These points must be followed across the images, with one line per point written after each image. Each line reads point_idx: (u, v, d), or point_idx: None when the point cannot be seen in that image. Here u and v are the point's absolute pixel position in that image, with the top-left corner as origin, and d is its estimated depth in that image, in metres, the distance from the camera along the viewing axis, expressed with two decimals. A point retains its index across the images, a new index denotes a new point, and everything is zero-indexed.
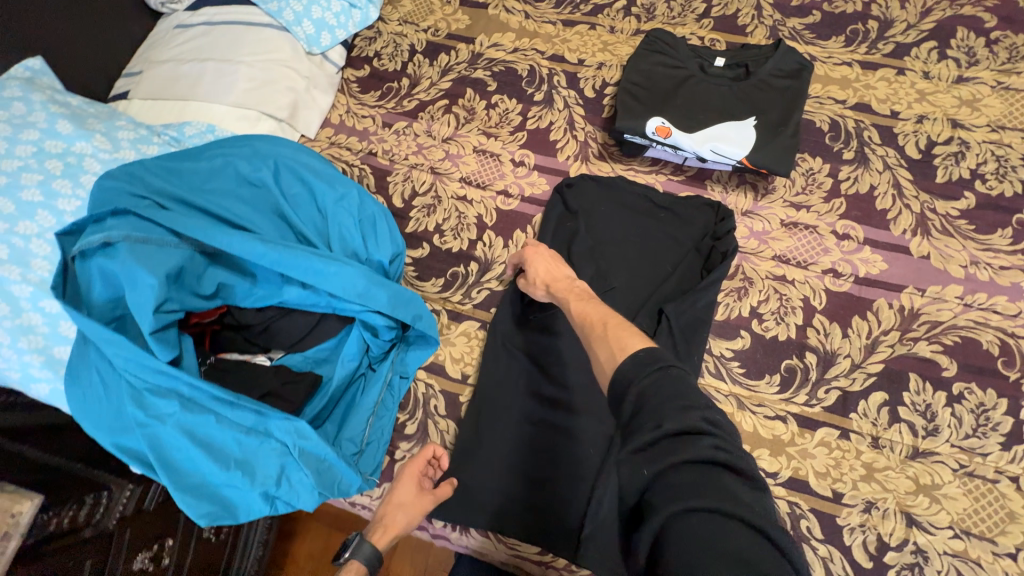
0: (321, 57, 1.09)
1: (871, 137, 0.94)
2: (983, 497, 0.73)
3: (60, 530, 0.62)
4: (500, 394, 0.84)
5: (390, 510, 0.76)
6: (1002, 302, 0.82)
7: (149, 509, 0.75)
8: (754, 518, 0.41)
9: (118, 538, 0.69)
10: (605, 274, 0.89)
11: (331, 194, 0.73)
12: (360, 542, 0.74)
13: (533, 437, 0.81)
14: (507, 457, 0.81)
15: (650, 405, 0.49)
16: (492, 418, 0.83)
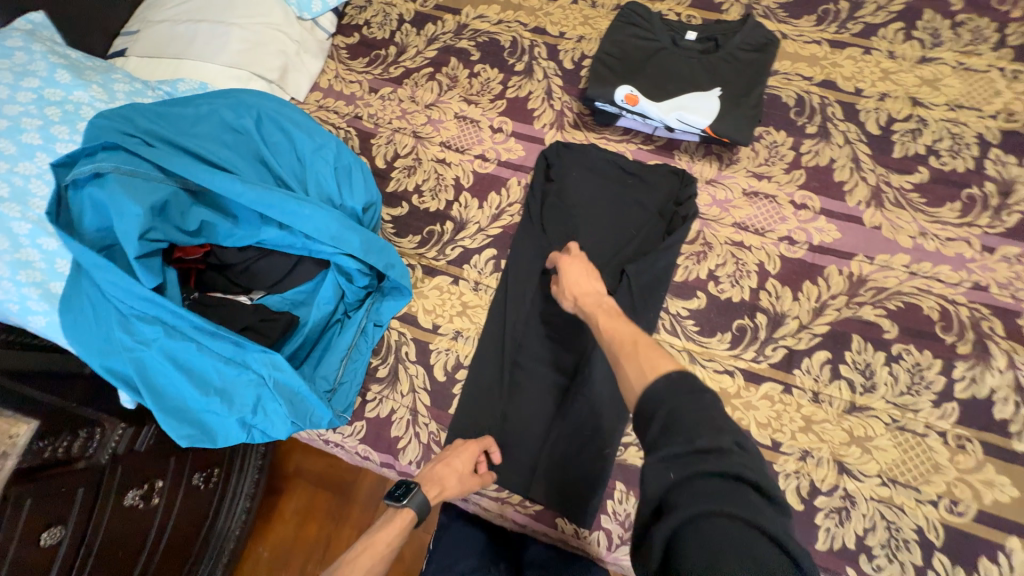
0: (312, 22, 1.13)
1: (834, 113, 0.97)
2: (912, 450, 0.78)
3: (56, 458, 0.66)
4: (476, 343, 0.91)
5: (446, 470, 0.80)
6: (946, 271, 0.86)
7: (140, 451, 0.79)
8: (782, 538, 0.43)
9: (110, 475, 0.73)
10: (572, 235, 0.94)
11: (310, 144, 0.79)
12: (417, 492, 0.77)
13: (499, 383, 0.88)
14: (475, 400, 0.88)
15: (681, 422, 0.50)
16: (483, 361, 0.89)
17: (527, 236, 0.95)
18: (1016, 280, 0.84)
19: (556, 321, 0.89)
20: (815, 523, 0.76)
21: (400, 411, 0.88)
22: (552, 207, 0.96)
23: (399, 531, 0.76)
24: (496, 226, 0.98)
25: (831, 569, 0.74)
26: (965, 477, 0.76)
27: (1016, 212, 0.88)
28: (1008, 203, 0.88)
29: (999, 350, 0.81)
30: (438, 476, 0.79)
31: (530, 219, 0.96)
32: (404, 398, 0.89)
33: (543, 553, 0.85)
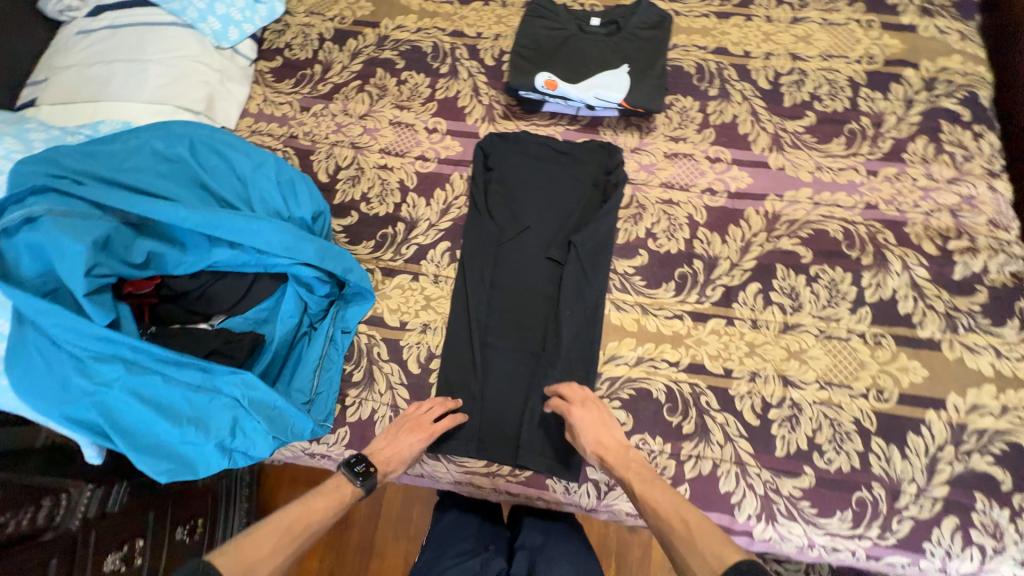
0: (232, 50, 1.15)
1: (730, 75, 1.09)
2: (840, 354, 0.89)
3: (17, 531, 0.64)
4: (445, 331, 0.94)
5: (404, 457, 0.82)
6: (842, 197, 0.99)
7: (113, 511, 0.77)
8: None
9: (82, 541, 0.71)
10: (518, 218, 1.00)
11: (249, 164, 0.81)
12: (372, 476, 0.78)
13: (473, 364, 0.92)
14: (452, 385, 0.91)
15: None
16: (454, 347, 0.93)
17: (477, 224, 1.00)
18: (898, 195, 0.98)
19: (519, 297, 0.95)
20: (772, 434, 0.86)
21: (382, 410, 0.90)
22: (495, 194, 1.02)
23: (336, 506, 0.75)
24: (446, 220, 1.03)
25: (791, 471, 0.84)
26: (885, 368, 0.87)
27: (889, 139, 1.02)
28: (882, 132, 1.03)
29: (894, 256, 0.93)
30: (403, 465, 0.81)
31: (477, 207, 1.02)
32: (383, 397, 0.91)
33: (537, 540, 0.93)
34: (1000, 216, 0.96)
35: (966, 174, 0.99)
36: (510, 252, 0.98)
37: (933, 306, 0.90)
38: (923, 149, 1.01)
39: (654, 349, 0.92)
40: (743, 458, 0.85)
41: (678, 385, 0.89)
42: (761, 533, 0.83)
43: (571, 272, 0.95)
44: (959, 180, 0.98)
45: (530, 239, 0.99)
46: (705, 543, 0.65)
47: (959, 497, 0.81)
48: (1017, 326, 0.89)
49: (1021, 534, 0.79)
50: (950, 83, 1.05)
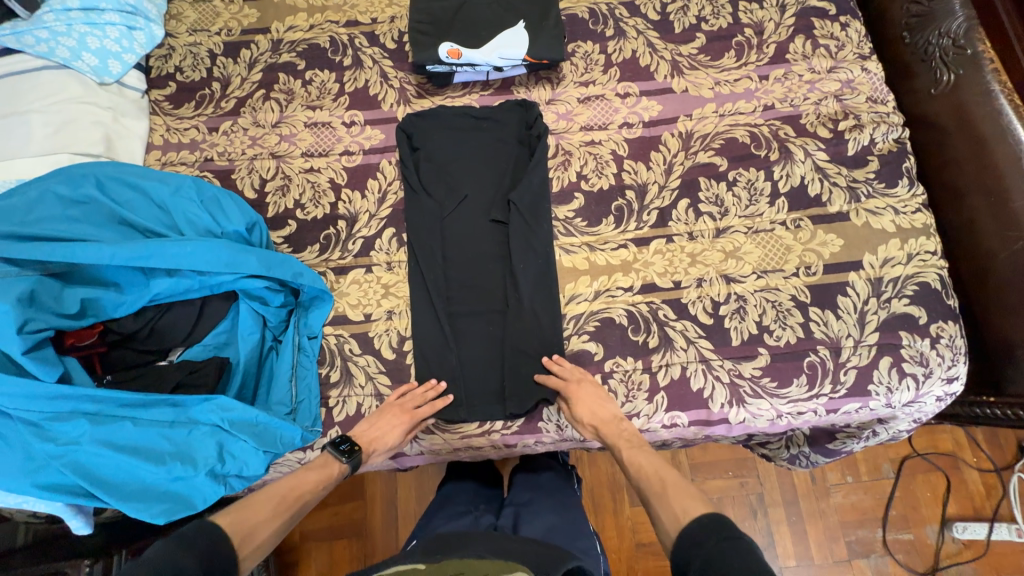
0: (118, 84, 1.08)
1: (621, 14, 1.14)
2: (769, 244, 0.98)
3: None
4: (412, 312, 0.96)
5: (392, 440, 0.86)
6: (743, 104, 1.07)
7: None
8: None
9: None
10: (454, 189, 1.03)
11: (167, 189, 0.78)
12: (357, 454, 0.84)
13: (447, 335, 0.95)
14: (432, 359, 0.94)
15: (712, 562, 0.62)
16: (424, 324, 0.95)
17: (416, 204, 1.02)
18: (789, 93, 1.07)
19: (473, 263, 0.99)
20: (726, 328, 0.94)
21: (367, 402, 0.91)
22: (427, 172, 1.04)
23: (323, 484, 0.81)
24: (385, 208, 1.03)
25: (748, 355, 0.93)
26: (809, 247, 0.97)
27: (772, 44, 1.11)
28: (765, 39, 1.11)
29: (796, 146, 1.03)
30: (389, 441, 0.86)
31: (412, 188, 1.03)
32: (365, 389, 0.92)
33: (524, 496, 0.99)
34: (877, 93, 1.07)
35: (842, 62, 1.09)
36: (454, 223, 1.01)
37: (836, 184, 1.00)
38: (802, 47, 1.10)
39: (608, 281, 0.98)
40: (706, 355, 0.93)
41: (636, 306, 0.96)
42: (736, 416, 0.92)
43: (516, 227, 0.99)
44: (837, 68, 1.09)
45: (471, 206, 1.02)
46: (676, 501, 0.74)
47: (888, 339, 0.93)
48: (907, 184, 1.01)
49: (942, 356, 0.92)
50: None
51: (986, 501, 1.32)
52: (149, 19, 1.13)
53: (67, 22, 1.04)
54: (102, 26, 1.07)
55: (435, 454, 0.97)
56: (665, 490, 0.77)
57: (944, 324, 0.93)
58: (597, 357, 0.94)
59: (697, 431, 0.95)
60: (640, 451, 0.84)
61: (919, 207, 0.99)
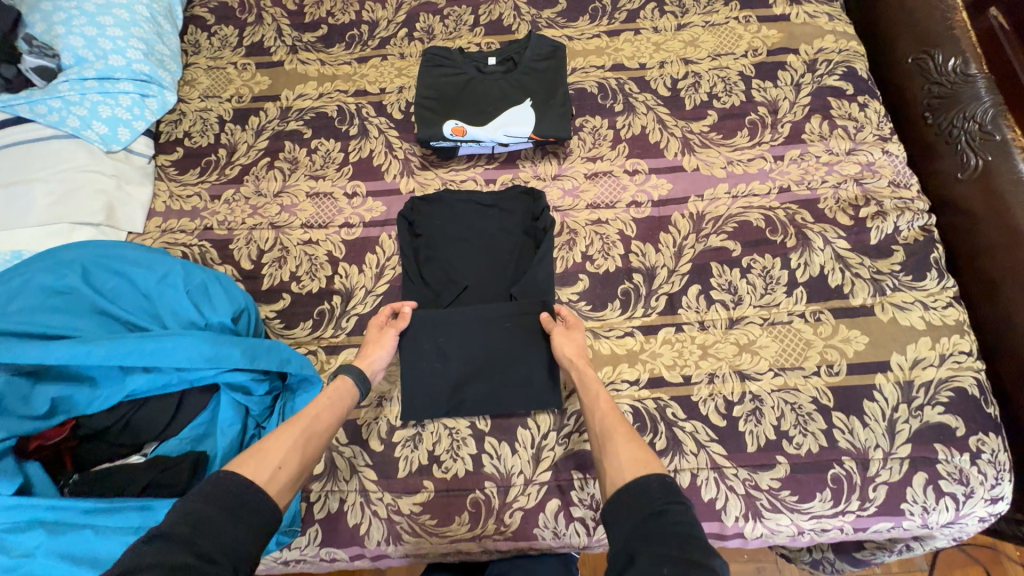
0: (125, 151, 1.09)
1: (631, 89, 1.13)
2: (786, 337, 0.91)
3: None
4: (407, 382, 0.91)
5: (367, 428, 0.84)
6: (757, 185, 1.03)
7: None
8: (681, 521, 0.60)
9: None
10: (454, 276, 0.99)
11: (152, 277, 0.76)
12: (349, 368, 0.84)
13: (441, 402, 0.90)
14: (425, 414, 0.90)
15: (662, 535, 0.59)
16: (420, 393, 0.91)
17: (415, 289, 0.98)
18: (806, 174, 1.03)
19: (468, 355, 0.92)
20: (740, 431, 0.87)
21: (351, 498, 0.86)
22: (428, 258, 1.01)
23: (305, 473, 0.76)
24: (382, 283, 1.00)
25: (765, 463, 0.85)
26: (830, 343, 0.90)
27: (787, 123, 1.07)
28: (780, 118, 1.08)
29: (814, 233, 0.98)
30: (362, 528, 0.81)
31: (410, 273, 1.00)
32: (349, 484, 0.87)
33: (504, 566, 0.91)
34: (899, 176, 1.02)
35: (861, 144, 1.05)
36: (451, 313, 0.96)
37: (858, 275, 0.94)
38: (819, 127, 1.07)
39: (612, 372, 0.92)
40: (718, 462, 0.85)
41: (642, 403, 0.89)
42: (752, 531, 0.84)
43: (517, 322, 0.93)
44: (856, 150, 1.04)
45: (470, 295, 0.97)
46: (628, 450, 0.70)
47: (922, 452, 0.84)
48: (936, 276, 0.94)
49: (983, 473, 0.83)
50: (829, 62, 1.12)
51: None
52: (162, 86, 1.16)
53: (81, 91, 1.05)
54: (115, 95, 1.09)
55: (419, 558, 0.88)
56: (621, 441, 0.72)
57: (984, 437, 0.84)
58: None
59: (709, 543, 0.87)
60: (610, 402, 0.79)
61: (950, 302, 0.92)
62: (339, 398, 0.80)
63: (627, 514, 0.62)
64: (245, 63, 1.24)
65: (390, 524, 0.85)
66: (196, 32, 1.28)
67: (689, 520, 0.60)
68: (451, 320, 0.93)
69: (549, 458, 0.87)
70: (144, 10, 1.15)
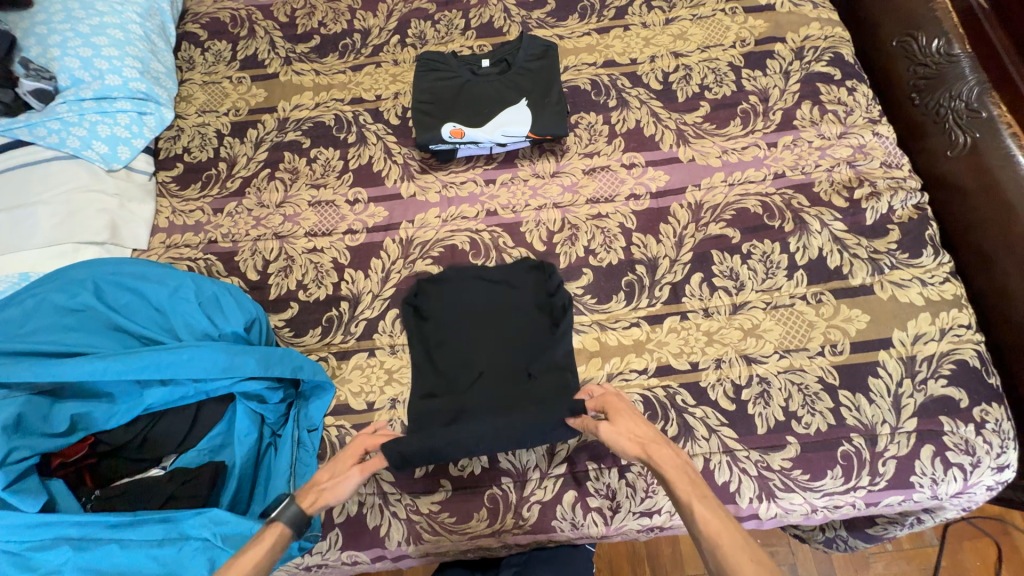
0: (126, 169, 1.10)
1: (623, 84, 1.14)
2: (789, 320, 0.93)
3: None
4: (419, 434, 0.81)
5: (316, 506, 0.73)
6: (752, 172, 1.05)
7: None
8: None
9: None
10: (469, 359, 0.93)
11: (164, 291, 0.77)
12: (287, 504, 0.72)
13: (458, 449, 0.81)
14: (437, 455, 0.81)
15: None
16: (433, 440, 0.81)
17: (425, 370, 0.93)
18: (799, 159, 1.05)
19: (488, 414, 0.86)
20: (750, 414, 0.88)
21: (369, 500, 0.87)
22: (438, 340, 0.96)
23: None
24: (389, 287, 1.01)
25: (776, 444, 0.86)
26: (832, 323, 0.92)
27: (779, 110, 1.09)
28: (771, 106, 1.10)
29: (811, 217, 0.99)
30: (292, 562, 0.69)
31: (420, 355, 0.94)
32: (367, 487, 0.88)
33: (522, 557, 0.92)
34: (891, 157, 1.05)
35: (852, 127, 1.07)
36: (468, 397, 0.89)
37: (856, 255, 0.96)
38: (809, 113, 1.09)
39: (621, 362, 0.93)
40: (729, 445, 0.87)
41: (652, 391, 0.91)
42: (766, 512, 0.85)
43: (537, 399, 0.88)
44: (847, 133, 1.06)
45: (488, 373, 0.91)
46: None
47: (928, 425, 0.86)
48: (932, 252, 0.96)
49: (989, 443, 0.85)
50: (816, 49, 1.14)
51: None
52: (159, 103, 1.17)
53: (79, 112, 1.06)
54: (113, 114, 1.09)
55: (439, 556, 0.89)
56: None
57: (988, 407, 0.86)
58: (613, 449, 0.88)
59: None
60: (719, 517, 0.63)
61: (947, 277, 0.94)
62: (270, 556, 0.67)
63: None
64: (240, 77, 1.25)
65: (409, 524, 0.86)
66: (189, 48, 1.29)
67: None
68: (467, 407, 0.87)
69: (563, 451, 0.88)
70: (137, 29, 1.16)
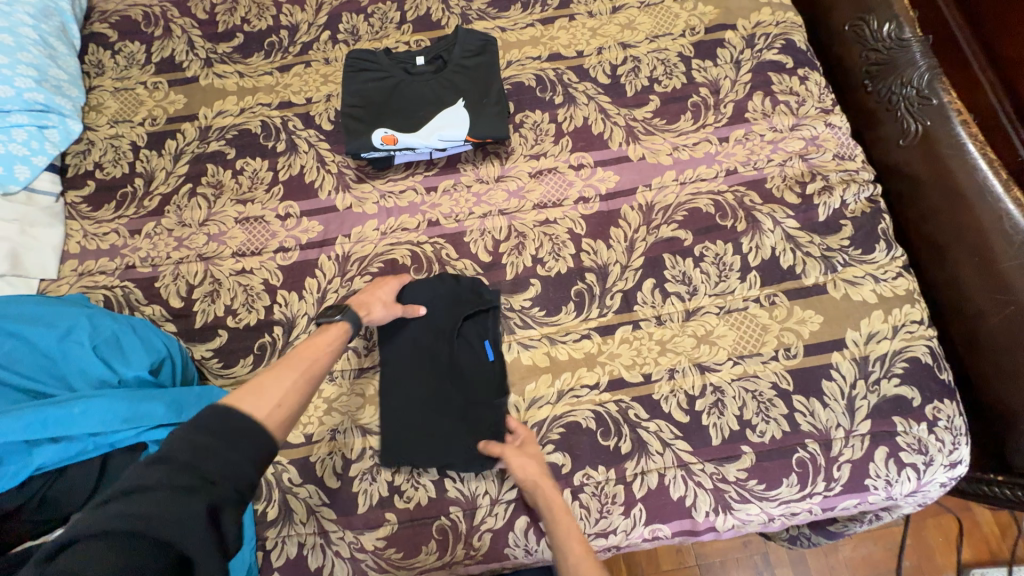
0: (26, 191, 1.00)
1: (569, 79, 1.08)
2: (743, 325, 0.90)
3: None
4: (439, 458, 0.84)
5: (369, 301, 0.86)
6: (704, 170, 1.00)
7: None
8: None
9: None
10: (451, 403, 0.87)
11: (54, 334, 0.71)
12: (347, 308, 0.81)
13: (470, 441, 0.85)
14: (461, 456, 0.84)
15: None
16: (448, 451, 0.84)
17: (427, 440, 0.85)
18: (752, 154, 1.01)
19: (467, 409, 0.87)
20: (704, 425, 0.85)
21: (310, 541, 0.82)
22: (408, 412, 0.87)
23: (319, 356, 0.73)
24: (325, 309, 0.94)
25: (730, 455, 0.84)
26: (786, 325, 0.89)
27: (730, 102, 1.05)
28: (722, 98, 1.05)
29: (764, 215, 0.96)
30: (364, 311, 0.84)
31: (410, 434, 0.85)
32: (307, 526, 0.83)
33: None
34: (844, 149, 1.01)
35: (804, 118, 1.03)
36: (471, 445, 0.85)
37: (809, 253, 0.93)
38: (761, 104, 1.04)
39: (572, 377, 0.89)
40: (684, 459, 0.84)
41: (604, 406, 0.87)
42: (723, 524, 0.83)
43: (488, 375, 0.90)
44: (799, 125, 1.03)
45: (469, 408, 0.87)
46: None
47: (881, 427, 0.84)
48: (885, 247, 0.94)
49: (941, 440, 0.84)
50: (768, 35, 1.10)
51: (1001, 543, 1.20)
52: (63, 115, 1.06)
53: None
54: (6, 129, 0.98)
55: None
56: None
57: (939, 404, 0.85)
58: (565, 471, 0.84)
59: (683, 540, 0.86)
60: (584, 550, 0.74)
61: (900, 272, 0.92)
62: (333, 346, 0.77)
63: None
64: (155, 82, 1.14)
65: (354, 562, 0.81)
66: (97, 51, 1.18)
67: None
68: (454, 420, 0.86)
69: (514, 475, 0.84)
70: (30, 32, 1.04)
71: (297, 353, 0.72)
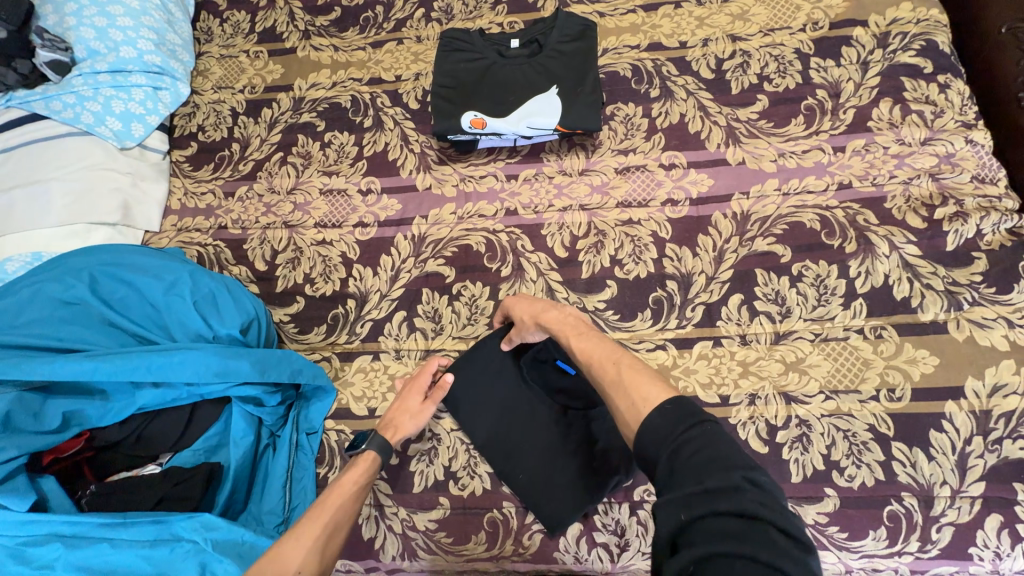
0: (140, 147, 1.06)
1: (669, 71, 1.01)
2: (841, 356, 0.82)
3: None
4: (554, 479, 0.80)
5: (398, 413, 0.81)
6: (812, 181, 0.91)
7: None
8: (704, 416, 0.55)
9: None
10: (542, 425, 0.83)
11: (160, 286, 0.75)
12: (376, 435, 0.78)
13: (580, 458, 0.81)
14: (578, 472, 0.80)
15: (688, 463, 0.51)
16: (561, 469, 0.80)
17: (534, 463, 0.82)
18: (871, 168, 0.90)
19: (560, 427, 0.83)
20: (784, 459, 0.78)
21: (366, 511, 0.84)
22: (505, 441, 0.83)
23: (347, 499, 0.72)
24: (397, 287, 0.95)
25: (811, 496, 0.77)
26: (891, 363, 0.80)
27: (851, 108, 0.94)
28: (842, 102, 0.95)
29: (879, 238, 0.86)
30: (396, 421, 0.81)
31: (514, 460, 0.82)
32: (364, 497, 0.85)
33: None
34: (985, 170, 0.88)
35: (940, 132, 0.91)
36: (579, 457, 0.81)
37: (930, 286, 0.83)
38: (888, 113, 0.93)
39: None
40: None
41: None
42: None
43: (568, 388, 0.85)
44: (933, 139, 0.91)
45: (558, 424, 0.83)
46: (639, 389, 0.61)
47: (998, 492, 0.74)
48: None
49: None
50: (904, 35, 0.97)
51: None
52: (175, 78, 1.12)
53: (94, 86, 1.02)
54: (127, 88, 1.05)
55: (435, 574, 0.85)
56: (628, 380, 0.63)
57: None
58: (626, 483, 0.80)
59: None
60: (599, 350, 0.70)
61: None
62: (362, 482, 0.74)
63: (656, 440, 0.55)
64: (257, 51, 1.18)
65: (405, 540, 0.83)
66: (208, 19, 1.24)
67: (717, 433, 0.53)
68: (551, 440, 0.82)
69: None
70: None
71: (324, 501, 0.70)
